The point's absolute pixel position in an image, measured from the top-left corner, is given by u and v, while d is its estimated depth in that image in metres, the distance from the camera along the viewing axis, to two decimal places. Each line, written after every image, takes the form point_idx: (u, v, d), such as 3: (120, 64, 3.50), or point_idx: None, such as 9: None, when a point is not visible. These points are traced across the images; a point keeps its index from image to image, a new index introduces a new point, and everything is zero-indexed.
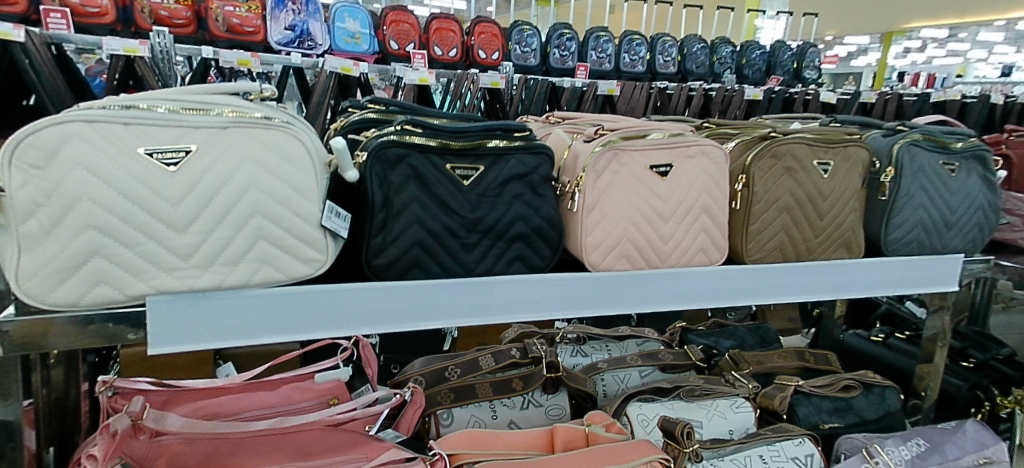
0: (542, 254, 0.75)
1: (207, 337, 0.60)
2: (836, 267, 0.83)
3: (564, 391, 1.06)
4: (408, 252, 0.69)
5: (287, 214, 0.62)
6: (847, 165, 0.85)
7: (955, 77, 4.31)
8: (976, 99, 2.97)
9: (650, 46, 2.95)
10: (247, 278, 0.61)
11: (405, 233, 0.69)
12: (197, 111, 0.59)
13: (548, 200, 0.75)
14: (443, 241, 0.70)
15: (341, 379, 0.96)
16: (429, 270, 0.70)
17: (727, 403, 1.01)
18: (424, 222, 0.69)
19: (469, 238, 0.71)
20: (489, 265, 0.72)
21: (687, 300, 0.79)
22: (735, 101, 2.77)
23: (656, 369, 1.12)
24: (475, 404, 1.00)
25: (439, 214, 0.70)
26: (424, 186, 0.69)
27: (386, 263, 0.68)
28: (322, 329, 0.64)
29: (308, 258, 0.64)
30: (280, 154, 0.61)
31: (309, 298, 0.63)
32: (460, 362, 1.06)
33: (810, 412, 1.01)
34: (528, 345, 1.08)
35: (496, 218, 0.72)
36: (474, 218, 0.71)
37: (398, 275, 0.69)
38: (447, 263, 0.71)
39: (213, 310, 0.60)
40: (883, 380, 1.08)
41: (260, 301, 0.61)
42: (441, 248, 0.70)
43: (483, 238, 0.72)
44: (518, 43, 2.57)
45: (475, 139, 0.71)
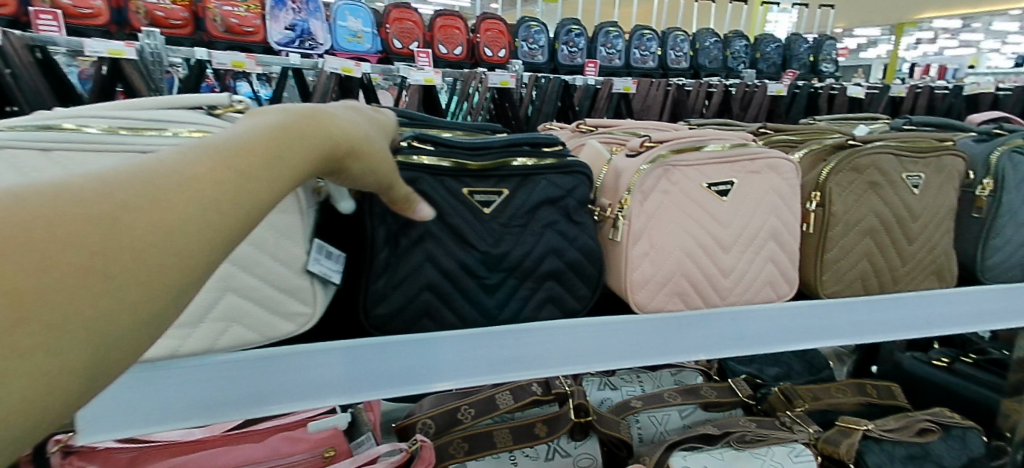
0: (578, 295, 0.62)
1: (163, 420, 0.47)
2: (935, 298, 0.68)
3: (594, 437, 0.91)
4: (418, 298, 0.56)
5: (263, 259, 0.50)
6: (939, 178, 0.71)
7: (969, 68, 4.15)
8: (1011, 91, 2.80)
9: (661, 40, 2.80)
10: (211, 342, 0.48)
11: (415, 274, 0.56)
12: (142, 131, 0.44)
13: (586, 228, 0.62)
14: (461, 283, 0.57)
15: (340, 427, 0.83)
16: (444, 319, 0.57)
17: (785, 451, 0.86)
18: (438, 261, 0.56)
19: (491, 278, 0.58)
20: (517, 312, 0.59)
21: (761, 344, 0.64)
22: (757, 97, 2.62)
23: (697, 408, 0.98)
24: (493, 455, 0.87)
25: (456, 250, 0.57)
26: (438, 215, 0.56)
27: (392, 313, 0.55)
28: (310, 399, 0.51)
29: (290, 313, 0.52)
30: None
31: (286, 362, 0.49)
32: (474, 400, 0.92)
33: (881, 461, 0.86)
34: (551, 379, 0.96)
35: (524, 253, 0.59)
36: (498, 253, 0.58)
37: (405, 327, 0.56)
38: (465, 310, 0.57)
39: (166, 384, 0.47)
40: (962, 420, 0.94)
41: (224, 371, 0.48)
42: (458, 292, 0.57)
43: (508, 277, 0.59)
44: (524, 39, 2.44)
45: (498, 158, 0.59)
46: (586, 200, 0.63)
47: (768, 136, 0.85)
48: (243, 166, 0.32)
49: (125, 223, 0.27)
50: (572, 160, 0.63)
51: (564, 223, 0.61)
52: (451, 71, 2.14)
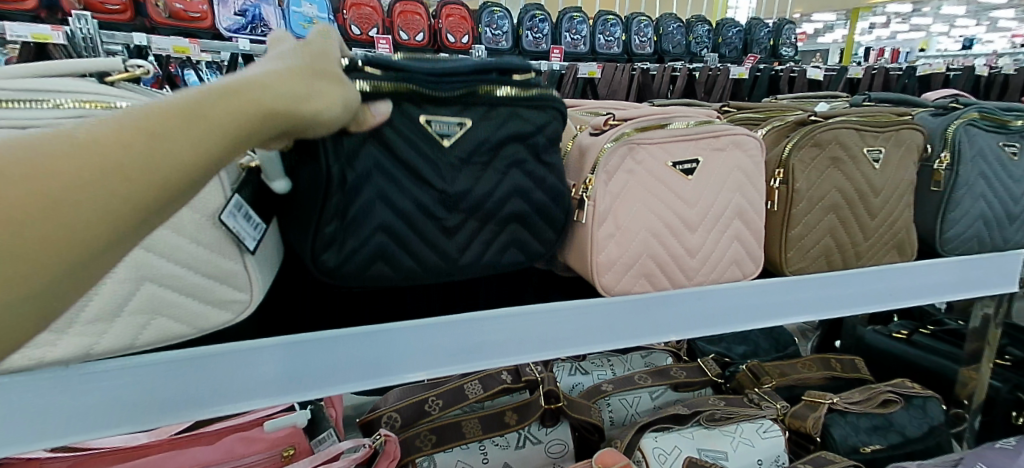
0: (542, 239, 0.62)
1: (74, 428, 0.45)
2: (897, 270, 0.69)
3: (566, 423, 0.90)
4: (371, 239, 0.54)
5: (184, 245, 0.46)
6: (899, 152, 0.72)
7: (919, 51, 4.26)
8: (960, 72, 2.89)
9: (625, 26, 2.78)
10: (133, 337, 0.45)
11: (367, 216, 0.53)
12: (13, 104, 0.42)
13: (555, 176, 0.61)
14: (415, 222, 0.55)
15: (299, 425, 0.80)
16: (399, 261, 0.56)
17: (753, 427, 0.86)
18: (390, 200, 0.54)
19: (449, 219, 0.56)
20: (477, 255, 0.58)
21: (724, 324, 0.64)
22: (720, 82, 2.62)
23: (668, 388, 0.98)
24: (462, 446, 0.85)
25: (411, 186, 0.54)
26: (391, 152, 0.53)
27: (344, 256, 0.54)
28: (263, 397, 0.50)
29: (222, 300, 0.49)
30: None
31: (228, 361, 0.48)
32: (442, 391, 0.91)
33: (847, 434, 0.87)
34: (521, 366, 0.95)
35: (484, 193, 0.56)
36: (456, 192, 0.55)
37: (360, 271, 0.55)
38: (422, 252, 0.56)
39: (85, 392, 0.44)
40: (923, 390, 0.95)
41: (154, 375, 0.46)
42: (412, 231, 0.55)
43: (467, 220, 0.57)
44: (487, 25, 2.39)
45: (462, 88, 0.54)
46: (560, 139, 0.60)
47: (732, 114, 0.84)
48: (162, 134, 0.33)
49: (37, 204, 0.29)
50: (538, 92, 0.58)
51: (534, 162, 0.58)
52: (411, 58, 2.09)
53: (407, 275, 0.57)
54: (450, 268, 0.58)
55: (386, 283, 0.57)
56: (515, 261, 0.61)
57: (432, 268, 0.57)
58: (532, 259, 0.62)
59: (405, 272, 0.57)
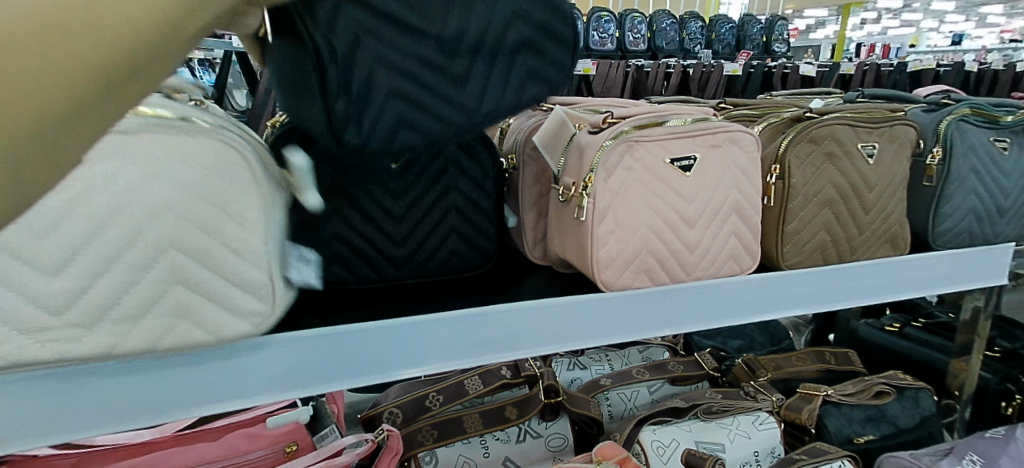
0: (561, 62, 0.48)
1: (96, 421, 0.46)
2: (889, 265, 0.71)
3: (565, 417, 0.92)
4: (384, 108, 0.45)
5: (217, 249, 0.45)
6: (893, 147, 0.73)
7: (909, 47, 4.30)
8: (950, 67, 2.92)
9: (619, 23, 2.79)
10: (155, 340, 0.45)
11: (367, 82, 0.44)
12: None
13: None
14: (420, 76, 0.45)
15: (301, 421, 0.81)
16: (422, 124, 0.46)
17: (749, 419, 0.87)
18: (387, 57, 0.44)
19: (457, 64, 0.46)
20: (502, 97, 0.48)
21: (725, 317, 0.67)
22: (714, 78, 2.64)
23: (665, 382, 0.99)
24: (463, 441, 0.86)
25: (398, 30, 0.43)
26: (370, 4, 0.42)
27: (365, 134, 0.45)
28: (279, 395, 0.51)
29: (245, 311, 0.48)
30: (205, 168, 0.44)
31: (243, 363, 0.50)
32: (442, 387, 0.92)
33: (841, 425, 0.89)
34: (520, 362, 0.96)
35: (484, 21, 0.45)
36: (454, 33, 0.44)
37: (386, 149, 0.47)
38: (442, 112, 0.47)
39: (92, 388, 0.45)
40: (915, 382, 0.97)
41: (169, 374, 0.47)
42: (421, 85, 0.45)
43: (477, 59, 0.46)
44: None
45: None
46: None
47: (728, 111, 0.85)
48: None
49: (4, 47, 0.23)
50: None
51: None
52: None
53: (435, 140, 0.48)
54: (478, 120, 0.48)
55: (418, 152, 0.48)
56: (540, 96, 0.49)
57: (460, 126, 0.48)
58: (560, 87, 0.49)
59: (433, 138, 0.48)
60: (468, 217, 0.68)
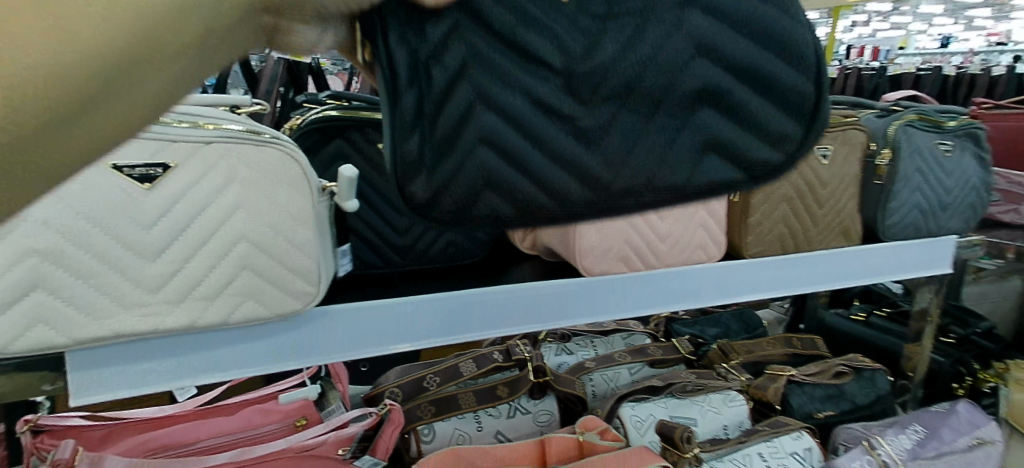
0: (766, 135, 0.45)
1: (165, 380, 0.54)
2: (844, 254, 0.78)
3: (553, 395, 1.00)
4: (470, 159, 0.43)
5: (276, 240, 0.54)
6: (846, 149, 0.81)
7: (897, 50, 4.38)
8: (929, 72, 3.02)
9: None
10: (227, 315, 0.53)
11: (463, 123, 0.42)
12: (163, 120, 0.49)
13: (773, 11, 0.43)
14: (527, 125, 0.43)
15: (310, 398, 0.89)
16: (514, 183, 0.45)
17: (721, 397, 0.96)
18: (496, 101, 0.42)
19: (594, 120, 0.43)
20: (650, 171, 0.44)
21: (700, 298, 0.74)
22: None
23: (644, 365, 1.08)
24: (458, 416, 0.93)
25: (517, 74, 0.42)
26: (484, 25, 0.40)
27: (440, 184, 0.43)
28: (320, 356, 0.60)
29: (297, 292, 0.56)
30: (273, 175, 0.52)
31: (283, 335, 0.58)
32: (438, 369, 1.00)
33: (803, 402, 0.97)
34: (511, 347, 1.03)
35: (641, 67, 0.41)
36: (596, 65, 0.41)
37: (455, 211, 0.45)
38: (546, 173, 0.45)
39: (163, 352, 0.53)
40: (873, 364, 1.05)
41: (224, 341, 0.55)
42: (532, 144, 0.44)
43: (619, 111, 0.43)
44: None
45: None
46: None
47: None
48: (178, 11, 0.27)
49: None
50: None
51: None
52: None
53: (528, 209, 0.46)
54: (587, 188, 0.45)
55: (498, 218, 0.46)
56: (706, 173, 0.45)
57: (573, 201, 0.45)
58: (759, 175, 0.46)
59: (519, 199, 0.45)
60: None
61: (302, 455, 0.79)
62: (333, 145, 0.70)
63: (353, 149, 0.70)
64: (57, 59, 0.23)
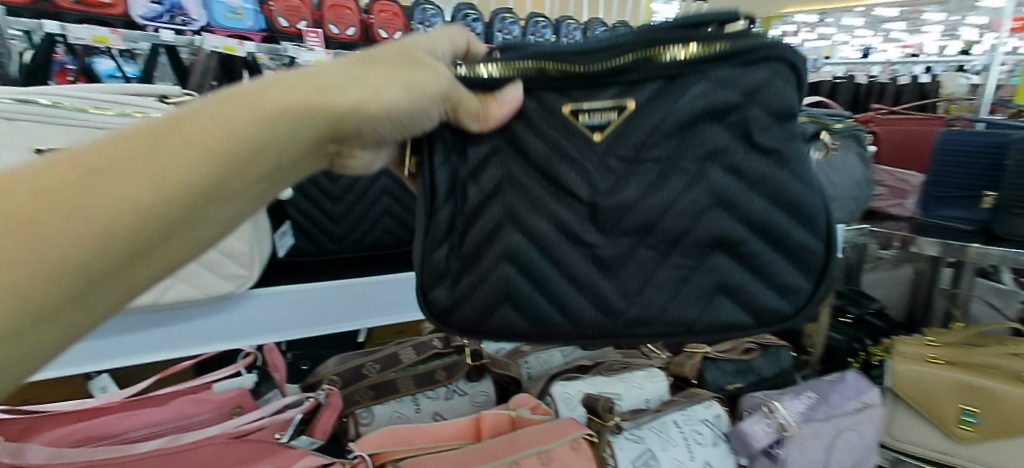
0: (786, 286, 0.61)
1: (150, 354, 0.71)
2: None
3: (489, 378, 1.06)
4: (495, 270, 0.61)
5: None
6: None
7: (825, 59, 4.63)
8: (846, 81, 3.24)
9: (558, 28, 2.68)
10: (160, 297, 0.66)
11: (491, 237, 0.60)
12: None
13: (788, 176, 0.59)
14: (552, 246, 0.60)
15: (244, 387, 0.90)
16: (534, 305, 0.61)
17: (643, 374, 1.04)
18: (523, 219, 0.60)
19: (604, 250, 0.60)
20: (658, 306, 0.60)
21: None
22: None
23: (576, 348, 1.16)
24: (396, 399, 0.99)
25: (550, 202, 0.60)
26: (523, 160, 0.60)
27: (460, 294, 0.61)
28: (265, 333, 0.77)
29: (230, 275, 0.70)
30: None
31: (225, 309, 0.74)
32: (378, 357, 1.01)
33: (716, 375, 1.08)
34: (450, 333, 1.05)
35: (658, 210, 0.59)
36: (614, 203, 0.58)
37: (478, 314, 0.61)
38: (563, 296, 0.61)
39: (148, 336, 0.71)
40: (778, 341, 1.17)
41: (178, 316, 0.71)
42: (556, 266, 0.60)
43: (634, 245, 0.60)
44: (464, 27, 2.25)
45: (631, 52, 0.58)
46: (784, 112, 0.58)
47: None
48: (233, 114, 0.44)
49: (110, 174, 0.40)
50: (756, 43, 0.57)
51: (739, 149, 0.58)
52: None
53: (543, 326, 0.61)
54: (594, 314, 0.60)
55: (513, 334, 0.61)
56: (720, 314, 0.61)
57: (586, 321, 0.61)
58: (763, 321, 0.62)
59: (539, 318, 0.61)
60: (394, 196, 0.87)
61: (236, 441, 0.80)
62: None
63: None
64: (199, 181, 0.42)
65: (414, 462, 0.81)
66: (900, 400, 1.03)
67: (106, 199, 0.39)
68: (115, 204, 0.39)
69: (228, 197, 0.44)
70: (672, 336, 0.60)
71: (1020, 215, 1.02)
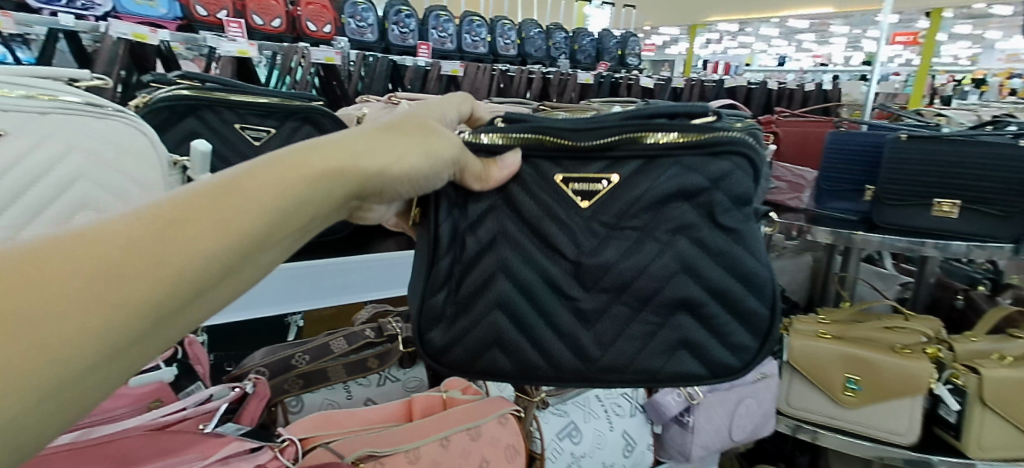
0: (742, 344, 0.62)
1: None
2: None
3: (421, 364, 1.10)
4: (487, 316, 0.60)
5: (120, 206, 0.56)
6: None
7: (743, 65, 4.89)
8: (759, 86, 3.44)
9: (490, 28, 2.74)
10: None
11: (484, 287, 0.60)
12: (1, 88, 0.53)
13: (744, 251, 0.60)
14: (538, 299, 0.59)
15: (166, 380, 0.82)
16: (520, 353, 0.60)
17: None
18: (513, 272, 0.59)
19: (586, 304, 0.59)
20: (628, 355, 0.60)
21: None
22: (572, 85, 2.72)
23: None
24: (328, 387, 1.01)
25: (539, 258, 0.59)
26: (516, 217, 0.59)
27: (451, 338, 0.61)
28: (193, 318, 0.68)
29: None
30: (116, 147, 0.57)
31: None
32: (308, 348, 0.99)
33: None
34: (382, 324, 1.06)
35: (633, 271, 0.58)
36: (595, 262, 0.58)
37: (466, 357, 0.61)
38: (549, 348, 0.60)
39: None
40: None
41: None
42: (541, 315, 0.59)
43: (614, 301, 0.59)
44: (395, 23, 2.29)
45: (620, 131, 0.59)
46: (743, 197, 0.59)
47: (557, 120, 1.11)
48: (245, 188, 0.35)
49: (130, 255, 0.30)
50: (722, 137, 0.58)
51: (705, 226, 0.58)
52: (267, 44, 1.81)
53: (526, 369, 0.60)
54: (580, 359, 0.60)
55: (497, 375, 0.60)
56: (686, 367, 0.61)
57: (565, 367, 0.60)
58: (719, 373, 0.61)
59: (523, 360, 0.60)
60: None
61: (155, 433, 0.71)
62: (185, 123, 0.76)
63: (205, 127, 0.76)
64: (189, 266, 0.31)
65: (345, 443, 0.78)
66: (799, 371, 1.13)
67: (112, 284, 0.29)
68: (123, 293, 0.29)
69: (241, 276, 0.35)
70: (638, 384, 0.60)
71: (893, 205, 1.15)
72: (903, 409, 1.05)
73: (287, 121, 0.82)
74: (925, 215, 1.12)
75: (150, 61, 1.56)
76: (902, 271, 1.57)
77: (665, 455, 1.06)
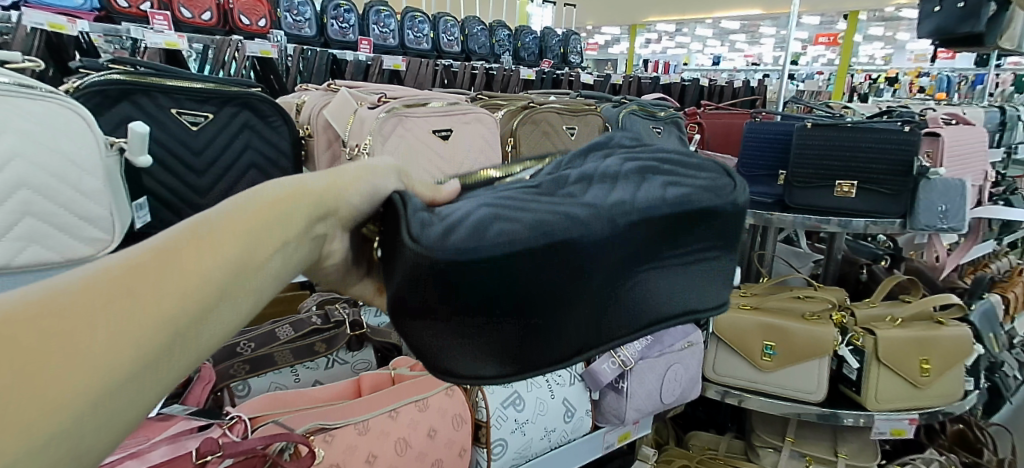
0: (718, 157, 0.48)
1: None
2: None
3: (370, 347, 1.13)
4: (467, 213, 0.38)
5: (61, 188, 0.51)
6: (587, 128, 1.20)
7: (679, 63, 5.07)
8: (691, 83, 3.59)
9: (433, 24, 2.77)
10: (8, 259, 0.48)
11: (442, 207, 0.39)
12: None
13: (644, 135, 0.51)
14: (516, 196, 0.41)
15: None
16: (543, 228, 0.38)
17: None
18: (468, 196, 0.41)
19: (567, 186, 0.42)
20: (634, 188, 0.42)
21: None
22: (515, 81, 2.77)
23: None
24: (275, 371, 1.00)
25: (484, 188, 0.43)
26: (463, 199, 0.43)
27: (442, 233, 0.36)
28: None
29: (89, 238, 0.54)
30: (52, 124, 0.52)
31: None
32: (254, 335, 1.00)
33: None
34: (330, 310, 1.09)
35: (587, 164, 0.45)
36: (552, 175, 0.44)
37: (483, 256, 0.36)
38: (572, 213, 0.39)
39: None
40: None
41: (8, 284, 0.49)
42: (530, 201, 0.40)
43: (589, 181, 0.43)
44: (334, 18, 2.29)
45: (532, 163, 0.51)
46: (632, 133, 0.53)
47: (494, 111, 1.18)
48: (209, 232, 0.31)
49: (79, 323, 0.26)
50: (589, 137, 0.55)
51: (615, 145, 0.49)
52: (198, 36, 1.79)
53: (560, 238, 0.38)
54: (639, 275, 0.41)
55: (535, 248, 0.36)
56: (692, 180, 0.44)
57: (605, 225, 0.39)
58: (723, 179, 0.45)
59: (584, 270, 0.39)
60: (264, 171, 0.87)
61: None
62: (120, 108, 0.73)
63: (142, 113, 0.75)
64: (163, 317, 0.28)
65: (296, 418, 0.78)
66: (725, 341, 1.22)
67: (68, 361, 0.26)
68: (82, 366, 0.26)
69: (212, 321, 0.30)
70: (674, 208, 0.41)
71: (801, 187, 1.27)
72: (813, 368, 1.17)
73: (226, 107, 0.83)
74: (828, 195, 1.24)
75: (69, 53, 1.51)
76: (815, 249, 1.72)
77: (601, 419, 1.13)
